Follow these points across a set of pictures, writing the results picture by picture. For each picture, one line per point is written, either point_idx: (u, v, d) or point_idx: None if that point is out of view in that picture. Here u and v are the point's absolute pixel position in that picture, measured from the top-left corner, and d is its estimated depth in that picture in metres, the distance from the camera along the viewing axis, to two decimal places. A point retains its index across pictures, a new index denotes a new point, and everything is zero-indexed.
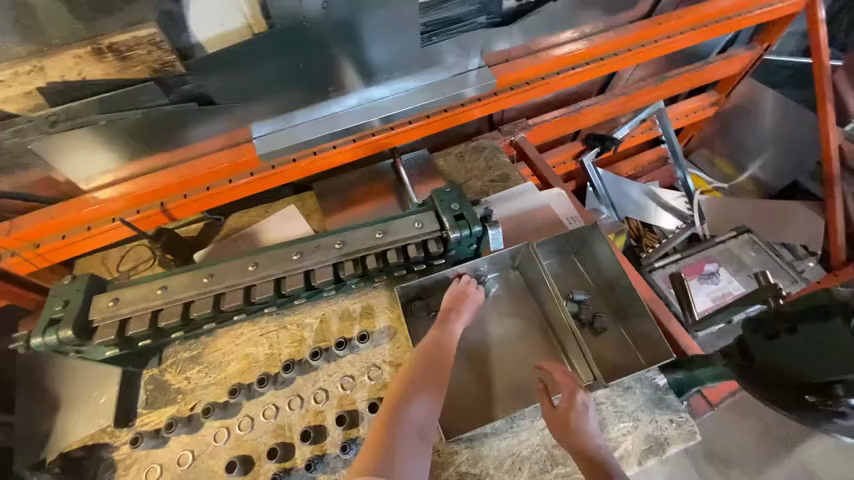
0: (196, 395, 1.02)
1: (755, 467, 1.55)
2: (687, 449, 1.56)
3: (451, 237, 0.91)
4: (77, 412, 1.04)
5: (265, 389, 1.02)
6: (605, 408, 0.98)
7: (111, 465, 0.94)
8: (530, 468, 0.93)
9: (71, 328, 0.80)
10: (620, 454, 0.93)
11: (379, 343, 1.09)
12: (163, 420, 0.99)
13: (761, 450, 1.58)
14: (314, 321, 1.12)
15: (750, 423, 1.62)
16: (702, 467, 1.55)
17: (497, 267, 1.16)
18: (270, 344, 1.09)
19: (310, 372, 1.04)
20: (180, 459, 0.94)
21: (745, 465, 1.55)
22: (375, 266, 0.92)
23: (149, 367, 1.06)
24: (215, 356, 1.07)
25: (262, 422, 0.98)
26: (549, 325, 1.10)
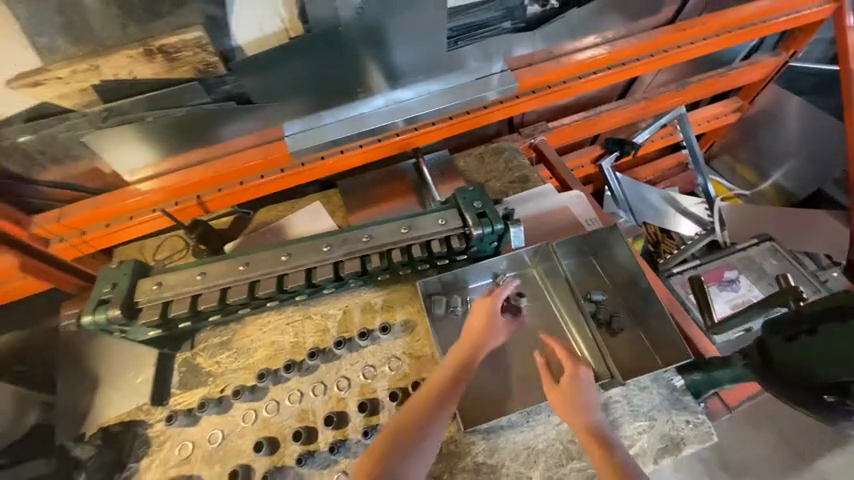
0: (225, 378, 1.07)
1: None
2: (701, 458, 1.55)
3: (474, 234, 0.94)
4: (114, 391, 1.09)
5: (291, 375, 1.06)
6: (621, 407, 0.99)
7: (146, 441, 1.00)
8: (546, 461, 0.95)
9: (119, 308, 0.86)
10: (636, 452, 0.95)
11: (399, 335, 1.12)
12: (195, 400, 1.04)
13: (778, 462, 1.55)
14: (337, 312, 1.16)
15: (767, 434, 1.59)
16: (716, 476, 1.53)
17: (516, 266, 1.18)
18: (295, 333, 1.13)
19: (333, 361, 1.09)
20: (211, 437, 0.99)
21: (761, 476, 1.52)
22: (400, 259, 0.96)
23: (182, 351, 1.11)
24: (244, 342, 1.12)
25: (288, 406, 1.03)
26: (566, 324, 1.12)
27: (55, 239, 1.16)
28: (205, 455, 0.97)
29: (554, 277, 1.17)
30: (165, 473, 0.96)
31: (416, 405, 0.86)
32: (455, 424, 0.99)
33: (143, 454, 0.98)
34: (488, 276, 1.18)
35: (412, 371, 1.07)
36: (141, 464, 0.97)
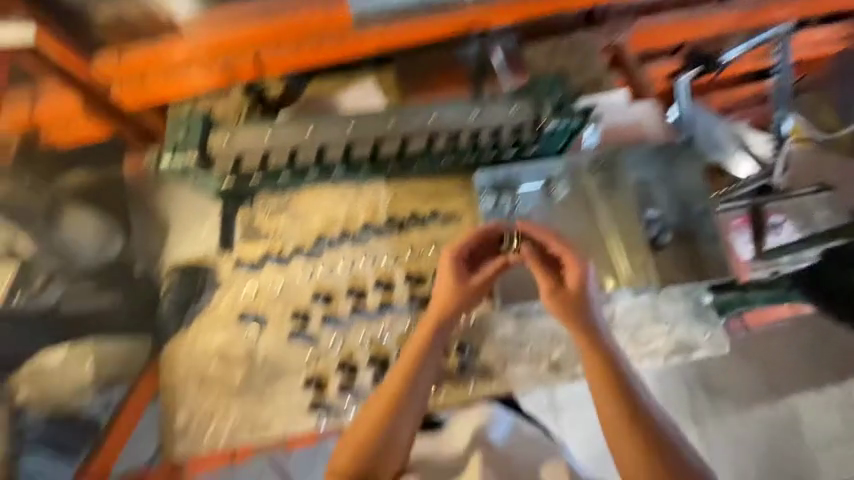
0: (283, 239, 1.15)
1: None
2: None
3: (547, 125, 0.93)
4: (180, 237, 1.16)
5: (345, 243, 1.15)
6: (646, 312, 1.09)
7: (216, 281, 1.10)
8: (567, 344, 1.07)
9: (197, 153, 0.91)
10: (651, 350, 1.06)
11: (446, 222, 1.18)
12: (257, 253, 1.13)
13: None
14: (388, 196, 1.19)
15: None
16: None
17: (571, 173, 1.17)
18: (348, 207, 1.18)
19: (383, 237, 1.16)
20: (273, 285, 1.11)
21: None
22: (466, 143, 0.95)
23: (243, 207, 1.16)
24: (299, 209, 1.18)
25: (340, 269, 1.13)
26: (611, 233, 1.13)
27: (116, 85, 1.11)
28: (268, 299, 1.09)
29: (609, 189, 1.17)
30: (234, 309, 1.08)
31: (411, 349, 0.95)
32: (490, 304, 1.09)
33: (212, 291, 1.09)
34: (542, 179, 1.17)
35: None
36: (211, 300, 1.09)
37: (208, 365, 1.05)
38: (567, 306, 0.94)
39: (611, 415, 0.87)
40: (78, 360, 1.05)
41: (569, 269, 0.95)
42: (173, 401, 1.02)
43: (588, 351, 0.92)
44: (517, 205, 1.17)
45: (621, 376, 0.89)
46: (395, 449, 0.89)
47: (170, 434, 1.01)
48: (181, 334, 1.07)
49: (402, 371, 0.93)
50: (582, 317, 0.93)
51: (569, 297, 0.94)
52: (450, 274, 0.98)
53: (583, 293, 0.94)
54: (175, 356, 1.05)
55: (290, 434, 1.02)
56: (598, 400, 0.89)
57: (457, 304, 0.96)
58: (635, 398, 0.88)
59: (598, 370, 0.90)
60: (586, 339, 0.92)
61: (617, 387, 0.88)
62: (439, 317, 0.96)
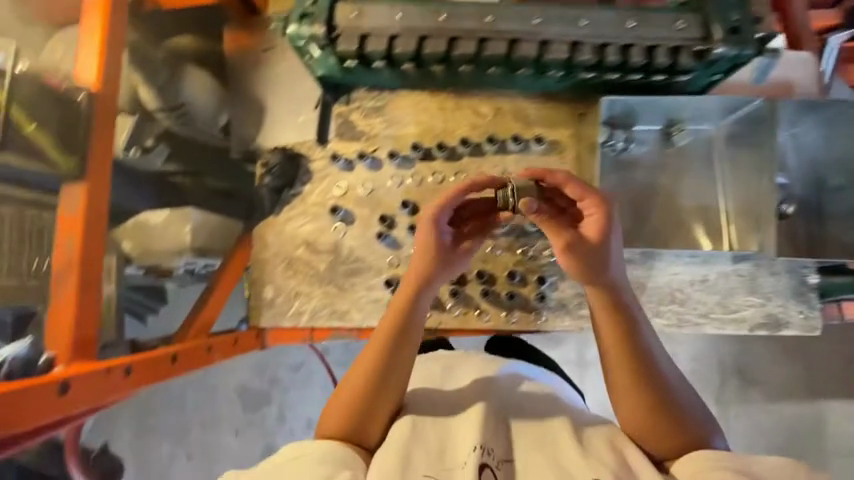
0: (377, 141, 1.13)
1: (773, 395, 1.71)
2: (721, 358, 1.74)
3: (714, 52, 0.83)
4: (277, 123, 1.16)
5: (440, 156, 1.11)
6: (741, 280, 1.04)
7: (309, 171, 1.13)
8: (650, 297, 1.04)
9: (322, 27, 0.85)
10: (737, 318, 1.03)
11: (548, 152, 1.10)
12: (352, 152, 1.13)
13: (786, 386, 1.72)
14: (489, 113, 1.12)
15: (794, 366, 1.71)
16: (726, 377, 1.73)
17: (699, 117, 1.06)
18: (445, 119, 1.12)
19: (479, 156, 1.10)
20: (363, 186, 1.12)
21: (768, 391, 1.72)
22: (614, 59, 0.85)
23: (338, 104, 1.15)
24: (396, 114, 1.14)
25: (430, 182, 1.11)
26: (722, 192, 1.07)
27: None
28: (357, 198, 1.12)
29: (735, 144, 1.07)
30: (325, 202, 1.12)
31: (379, 332, 0.76)
32: None
33: (306, 181, 1.13)
34: (663, 122, 1.08)
35: None
36: (305, 188, 1.12)
37: (296, 249, 1.11)
38: (594, 270, 0.75)
39: (642, 402, 0.71)
40: (182, 220, 0.99)
41: (592, 218, 0.75)
42: (263, 275, 1.10)
43: (619, 336, 0.73)
44: (629, 145, 1.09)
45: (649, 360, 0.73)
46: (375, 425, 0.71)
47: (258, 304, 1.09)
48: (274, 216, 1.12)
49: (368, 365, 0.74)
50: (609, 283, 0.75)
51: (595, 255, 0.74)
52: (427, 238, 0.78)
53: (608, 250, 0.75)
54: (267, 235, 1.12)
55: (365, 327, 1.08)
56: (623, 388, 0.73)
57: (435, 271, 0.79)
58: (662, 377, 0.73)
59: (624, 356, 0.73)
60: (608, 314, 0.75)
61: (639, 366, 0.73)
62: (415, 287, 0.78)
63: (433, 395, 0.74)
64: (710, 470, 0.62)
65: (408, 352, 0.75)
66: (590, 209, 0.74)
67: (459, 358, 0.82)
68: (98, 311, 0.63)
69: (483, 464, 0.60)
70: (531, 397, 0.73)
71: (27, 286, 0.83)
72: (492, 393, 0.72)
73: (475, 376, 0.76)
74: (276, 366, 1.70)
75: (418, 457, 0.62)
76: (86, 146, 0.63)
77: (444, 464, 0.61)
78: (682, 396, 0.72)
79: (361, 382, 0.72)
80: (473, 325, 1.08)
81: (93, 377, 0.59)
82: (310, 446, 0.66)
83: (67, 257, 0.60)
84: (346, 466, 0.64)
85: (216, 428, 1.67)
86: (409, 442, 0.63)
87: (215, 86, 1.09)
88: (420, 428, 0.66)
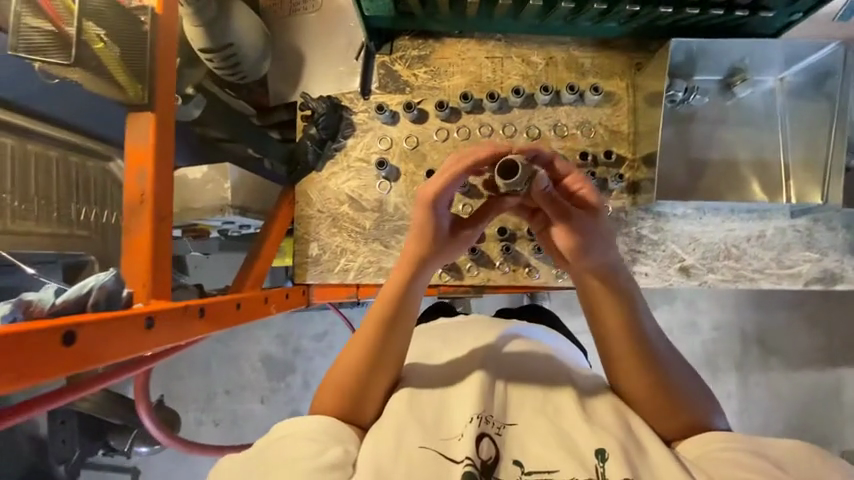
0: (422, 93, 1.08)
1: (796, 364, 1.61)
2: (743, 330, 1.63)
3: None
4: (318, 74, 1.13)
5: (490, 107, 1.06)
6: (798, 235, 1.02)
7: (352, 124, 1.09)
8: (705, 253, 1.03)
9: None
10: (792, 272, 1.02)
11: (601, 103, 1.06)
12: (397, 104, 1.09)
13: (812, 354, 1.61)
14: (540, 62, 1.07)
15: (814, 332, 1.61)
16: (748, 347, 1.63)
17: (762, 66, 1.02)
18: (494, 69, 1.08)
19: (530, 108, 1.07)
20: (408, 140, 1.08)
21: (788, 359, 1.61)
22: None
23: (381, 53, 1.10)
24: (441, 64, 1.08)
25: (477, 136, 1.07)
26: (784, 146, 1.04)
27: None
28: (401, 153, 1.08)
29: (795, 97, 1.04)
30: (368, 157, 1.08)
31: (366, 325, 0.65)
32: (630, 198, 1.04)
33: (350, 134, 1.09)
34: (722, 72, 1.05)
35: (603, 142, 1.06)
36: (348, 143, 1.09)
37: (340, 206, 1.08)
38: (580, 250, 0.65)
39: (649, 386, 0.60)
40: (221, 177, 0.92)
41: (581, 194, 0.65)
42: (307, 232, 1.08)
43: (619, 322, 0.62)
44: (691, 96, 1.05)
45: (655, 346, 0.61)
46: (366, 405, 0.60)
47: (303, 261, 1.08)
48: (317, 173, 1.09)
49: (358, 353, 0.63)
50: (599, 262, 0.64)
51: (586, 234, 0.64)
52: (423, 221, 0.67)
53: (596, 230, 0.64)
54: (310, 192, 1.09)
55: None
56: (630, 376, 0.60)
57: (430, 253, 0.68)
58: (665, 360, 0.61)
59: (623, 336, 0.62)
60: (604, 296, 0.63)
61: (643, 351, 0.61)
62: (407, 273, 0.67)
63: (422, 366, 0.63)
64: (722, 452, 0.54)
65: (404, 340, 0.64)
66: (575, 186, 0.66)
67: (456, 326, 0.70)
68: (172, 248, 0.61)
69: (483, 433, 0.51)
70: (536, 355, 0.62)
71: (78, 235, 0.80)
72: (491, 359, 0.60)
73: (469, 341, 0.64)
74: (299, 336, 1.62)
75: (407, 430, 0.52)
76: (151, 72, 0.59)
77: (439, 435, 0.52)
78: (687, 378, 0.61)
79: (350, 369, 0.62)
80: (523, 282, 1.06)
81: (176, 312, 0.58)
82: (301, 422, 0.56)
83: (140, 188, 0.58)
84: (339, 441, 0.54)
85: (241, 398, 1.61)
86: (405, 414, 0.54)
87: (257, 23, 0.99)
88: (414, 401, 0.56)
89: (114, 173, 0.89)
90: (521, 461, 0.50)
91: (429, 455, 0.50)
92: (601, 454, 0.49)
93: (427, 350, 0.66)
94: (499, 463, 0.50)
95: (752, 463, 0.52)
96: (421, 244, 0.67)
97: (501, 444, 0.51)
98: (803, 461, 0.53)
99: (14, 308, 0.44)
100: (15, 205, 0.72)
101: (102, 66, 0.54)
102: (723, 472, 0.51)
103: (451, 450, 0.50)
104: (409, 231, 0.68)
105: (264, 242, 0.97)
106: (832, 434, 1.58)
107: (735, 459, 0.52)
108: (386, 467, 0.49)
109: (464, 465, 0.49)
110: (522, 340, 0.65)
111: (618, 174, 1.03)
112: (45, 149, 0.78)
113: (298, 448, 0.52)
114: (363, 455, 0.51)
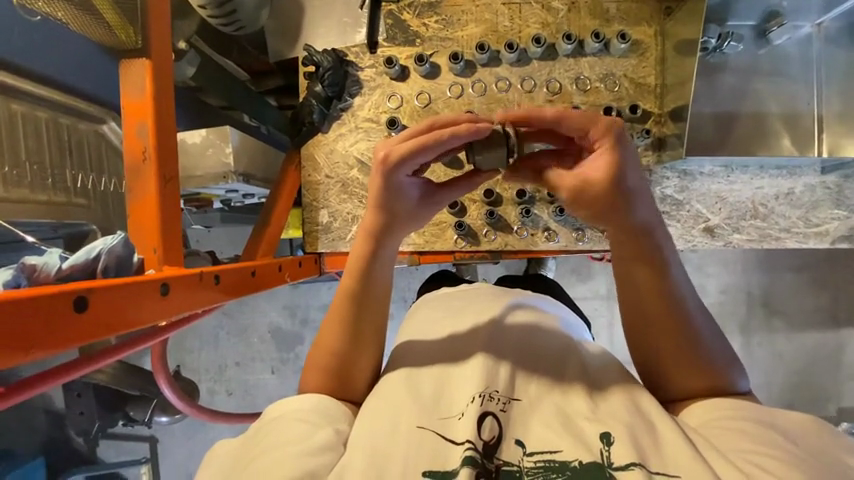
0: (434, 45, 1.01)
1: (799, 325, 1.61)
2: (750, 292, 1.62)
3: None
4: (319, 25, 1.04)
5: (508, 58, 0.99)
6: (828, 193, 0.98)
7: (359, 82, 1.02)
8: (730, 212, 1.00)
9: None
10: (819, 231, 0.99)
11: (627, 53, 0.98)
12: (405, 57, 1.01)
13: (813, 317, 1.61)
14: (562, 7, 0.99)
15: (819, 294, 1.61)
16: (753, 310, 1.62)
17: (801, 10, 0.94)
18: (511, 16, 1.00)
19: (551, 59, 0.99)
20: (419, 97, 1.01)
21: (791, 321, 1.61)
22: None
23: (388, 1, 1.01)
24: (454, 12, 1.00)
25: (493, 91, 1.00)
26: (819, 97, 0.98)
27: None
28: (413, 112, 1.02)
29: (832, 44, 0.98)
30: (378, 116, 1.02)
31: (336, 303, 0.61)
32: (655, 156, 0.99)
33: (356, 92, 1.02)
34: (758, 16, 0.97)
35: (628, 95, 0.99)
36: (355, 102, 1.02)
37: (350, 171, 1.03)
38: (602, 211, 0.53)
39: (667, 348, 0.56)
40: (222, 141, 0.84)
41: (599, 153, 0.50)
42: (316, 200, 1.04)
43: (644, 291, 0.56)
44: (723, 45, 0.97)
45: (680, 313, 0.56)
46: (356, 381, 0.59)
47: (313, 229, 1.04)
48: (323, 134, 1.03)
49: (333, 329, 0.60)
50: (628, 223, 0.54)
51: (607, 198, 0.51)
52: (383, 188, 0.58)
53: (627, 186, 0.51)
54: (317, 155, 1.04)
55: (425, 251, 1.05)
56: (647, 338, 0.57)
57: (394, 220, 0.60)
58: (688, 323, 0.56)
59: (648, 300, 0.56)
60: (637, 261, 0.56)
61: (672, 314, 0.56)
62: (371, 245, 0.61)
63: (417, 343, 0.60)
64: (724, 423, 0.49)
65: (377, 312, 0.61)
66: (594, 142, 0.51)
67: (458, 300, 0.68)
68: (180, 213, 0.58)
69: (486, 411, 0.47)
70: (540, 328, 0.60)
71: (76, 204, 0.76)
72: (495, 337, 0.56)
73: (475, 316, 0.61)
74: (306, 307, 1.61)
75: (398, 410, 0.48)
76: (142, 13, 0.55)
77: (438, 414, 0.48)
78: (713, 343, 0.56)
79: (331, 346, 0.59)
80: (541, 247, 1.03)
81: (189, 280, 0.54)
82: (291, 402, 0.54)
83: (142, 144, 0.55)
84: (330, 420, 0.52)
85: (251, 369, 1.61)
86: (403, 393, 0.51)
87: None
88: (412, 379, 0.53)
89: (107, 136, 0.83)
90: (523, 441, 0.46)
91: (427, 437, 0.46)
92: (607, 437, 0.45)
93: (423, 327, 0.63)
94: (502, 443, 0.46)
95: (762, 434, 0.46)
96: (381, 213, 0.60)
97: (504, 422, 0.47)
98: (814, 436, 0.47)
99: (18, 273, 0.39)
100: (7, 171, 0.68)
101: (87, 1, 0.53)
102: (723, 445, 0.46)
103: (452, 431, 0.47)
104: (368, 200, 0.59)
105: (271, 210, 0.92)
106: (829, 388, 1.62)
107: (740, 430, 0.47)
108: (379, 444, 0.46)
109: (465, 448, 0.45)
110: (526, 312, 0.63)
111: (644, 130, 0.98)
112: (32, 110, 0.73)
113: (290, 430, 0.50)
114: (354, 432, 0.49)
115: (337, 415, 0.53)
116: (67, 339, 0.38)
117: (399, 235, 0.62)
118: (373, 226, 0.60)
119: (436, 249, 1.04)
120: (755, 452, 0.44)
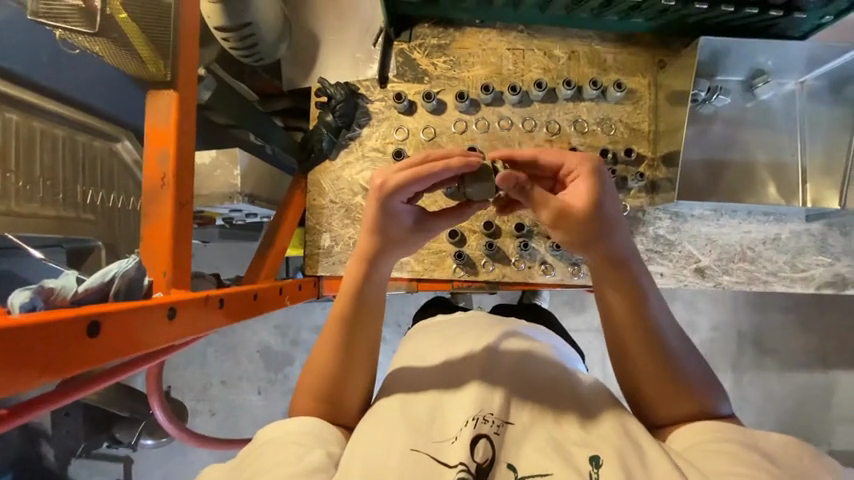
0: (441, 83, 1.06)
1: (789, 365, 1.63)
2: (740, 331, 1.64)
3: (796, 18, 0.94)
4: (333, 61, 1.11)
5: (511, 99, 1.04)
6: (812, 239, 1.03)
7: (368, 113, 1.06)
8: (720, 254, 1.03)
9: None
10: (805, 276, 1.03)
11: (623, 100, 1.05)
12: (414, 93, 1.06)
13: (802, 357, 1.63)
14: (562, 55, 1.06)
15: (806, 335, 1.63)
16: (743, 349, 1.64)
17: (785, 69, 1.01)
18: (515, 61, 1.06)
19: (551, 102, 1.05)
20: (425, 131, 1.06)
21: (780, 361, 1.63)
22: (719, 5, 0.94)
23: (400, 41, 1.07)
24: (461, 54, 1.06)
25: (496, 129, 1.05)
26: (802, 149, 1.04)
27: None
28: (418, 144, 1.06)
29: (815, 101, 1.04)
30: (384, 147, 1.06)
31: (328, 326, 0.62)
32: (648, 197, 1.04)
33: (365, 123, 1.06)
34: (745, 73, 1.04)
35: (623, 139, 1.04)
36: (364, 132, 1.06)
37: (354, 197, 1.06)
38: (588, 243, 0.57)
39: (652, 376, 0.57)
40: (231, 163, 0.87)
41: (579, 180, 0.57)
42: (319, 223, 1.06)
43: (631, 326, 0.58)
44: (712, 98, 1.04)
45: (664, 348, 0.58)
46: (348, 406, 0.59)
47: (314, 252, 1.06)
48: (330, 161, 1.06)
49: (327, 351, 0.61)
50: (612, 255, 0.58)
51: (590, 228, 0.56)
52: (378, 212, 0.59)
53: (608, 218, 0.56)
54: (323, 181, 1.06)
55: (424, 278, 1.06)
56: (637, 372, 0.58)
57: (386, 245, 0.61)
58: (675, 356, 0.58)
59: (631, 330, 0.58)
60: (615, 293, 0.59)
61: (658, 346, 0.58)
62: (363, 268, 0.62)
63: (412, 369, 0.60)
64: (711, 445, 0.50)
65: (369, 340, 0.62)
66: (574, 170, 0.57)
67: (453, 326, 0.69)
68: (192, 236, 0.60)
69: (480, 434, 0.47)
70: (532, 355, 0.60)
71: (84, 219, 0.77)
72: (490, 365, 0.56)
73: (469, 343, 0.61)
74: (299, 327, 1.59)
75: (392, 433, 0.49)
76: (174, 48, 0.58)
77: (432, 437, 0.49)
78: (696, 369, 0.58)
79: (326, 369, 0.60)
80: (538, 280, 1.05)
81: (195, 306, 0.55)
82: (286, 424, 0.54)
83: (162, 170, 0.57)
84: (322, 444, 0.52)
85: (238, 388, 1.58)
86: (398, 416, 0.51)
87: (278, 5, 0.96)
88: (406, 404, 0.53)
89: (121, 155, 0.86)
90: (515, 464, 0.47)
91: (420, 460, 0.46)
92: (595, 460, 0.46)
93: (419, 353, 0.64)
94: (494, 466, 0.46)
95: (746, 455, 0.47)
96: (375, 236, 0.61)
97: (498, 445, 0.48)
98: (798, 458, 0.49)
99: (34, 295, 0.40)
100: (21, 186, 0.69)
101: (124, 37, 0.56)
102: (711, 466, 0.47)
103: (445, 454, 0.47)
104: (363, 222, 0.61)
105: (275, 232, 0.94)
106: (820, 431, 1.62)
107: (726, 452, 0.48)
108: (373, 469, 0.46)
109: (458, 471, 0.45)
110: (521, 338, 0.64)
111: (638, 173, 1.03)
112: (51, 127, 0.75)
113: (283, 452, 0.50)
114: (348, 453, 0.49)
115: (330, 438, 0.54)
116: (68, 363, 0.37)
117: (389, 258, 0.63)
118: (367, 249, 0.62)
119: (435, 277, 1.05)
120: (739, 473, 0.45)
